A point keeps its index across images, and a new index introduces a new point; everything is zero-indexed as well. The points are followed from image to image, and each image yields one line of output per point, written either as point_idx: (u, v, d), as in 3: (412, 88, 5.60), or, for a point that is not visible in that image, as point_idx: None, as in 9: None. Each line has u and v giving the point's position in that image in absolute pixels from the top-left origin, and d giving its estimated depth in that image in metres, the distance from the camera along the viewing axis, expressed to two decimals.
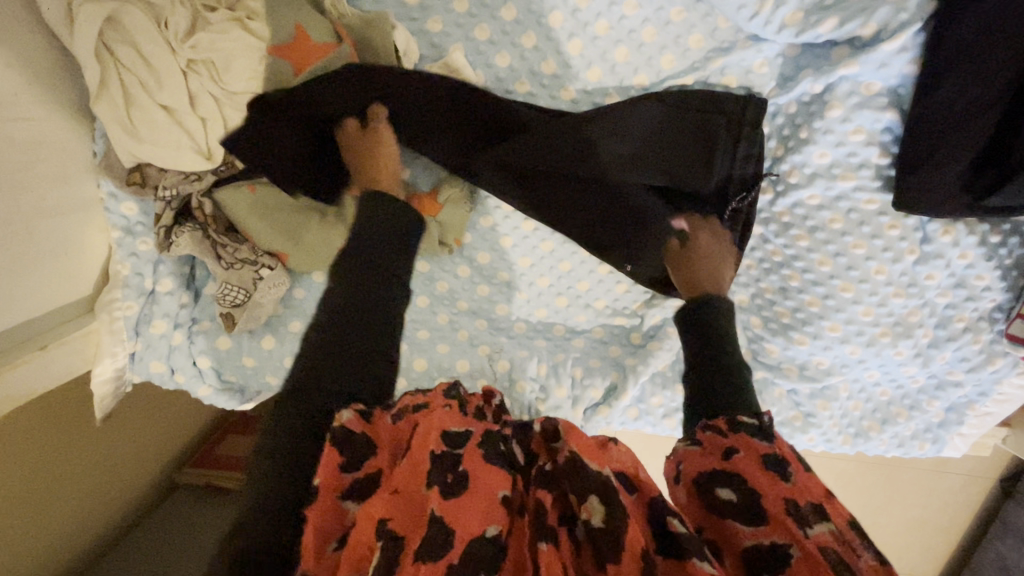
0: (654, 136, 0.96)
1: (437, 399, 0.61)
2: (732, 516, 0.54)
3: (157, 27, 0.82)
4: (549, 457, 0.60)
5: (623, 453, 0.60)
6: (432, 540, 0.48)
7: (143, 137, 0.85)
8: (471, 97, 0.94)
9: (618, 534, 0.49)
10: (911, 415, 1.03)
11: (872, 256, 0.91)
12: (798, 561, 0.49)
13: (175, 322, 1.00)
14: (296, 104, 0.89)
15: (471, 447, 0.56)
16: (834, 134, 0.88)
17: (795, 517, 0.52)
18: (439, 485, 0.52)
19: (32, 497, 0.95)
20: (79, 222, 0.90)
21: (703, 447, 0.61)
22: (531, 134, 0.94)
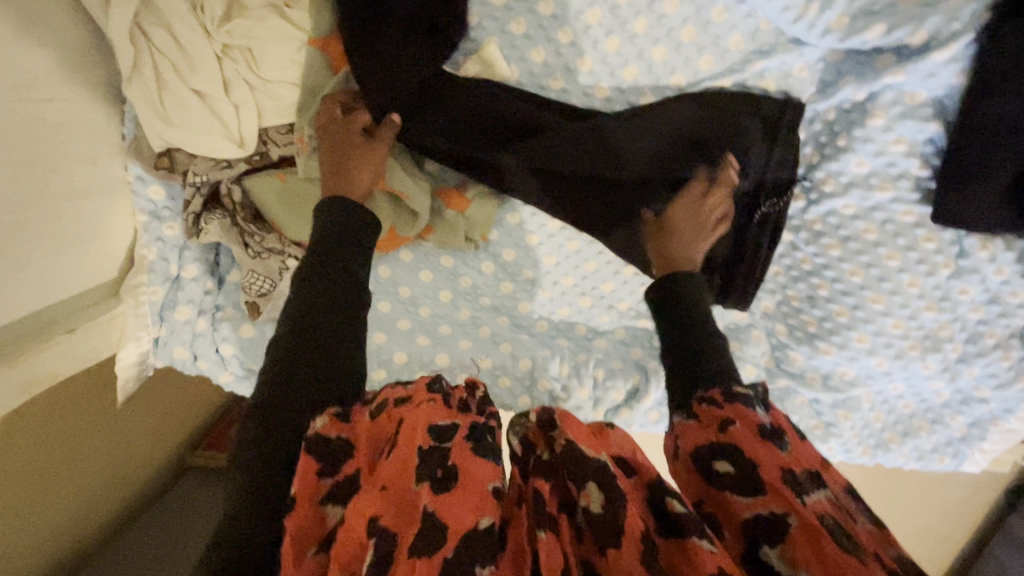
0: (688, 137, 0.94)
1: (419, 392, 0.61)
2: (731, 488, 0.55)
3: (192, 11, 0.81)
4: (547, 446, 0.61)
5: (621, 438, 0.64)
6: (424, 538, 0.47)
7: (174, 122, 0.85)
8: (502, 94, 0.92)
9: (616, 516, 0.51)
10: (933, 428, 1.03)
11: (906, 268, 0.90)
12: (795, 529, 0.50)
13: (199, 309, 1.00)
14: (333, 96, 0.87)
15: (457, 439, 0.56)
16: (874, 143, 0.87)
17: (791, 485, 0.53)
18: (430, 481, 0.52)
19: (54, 476, 0.96)
20: (107, 205, 0.89)
21: (700, 420, 0.63)
22: (551, 134, 0.93)
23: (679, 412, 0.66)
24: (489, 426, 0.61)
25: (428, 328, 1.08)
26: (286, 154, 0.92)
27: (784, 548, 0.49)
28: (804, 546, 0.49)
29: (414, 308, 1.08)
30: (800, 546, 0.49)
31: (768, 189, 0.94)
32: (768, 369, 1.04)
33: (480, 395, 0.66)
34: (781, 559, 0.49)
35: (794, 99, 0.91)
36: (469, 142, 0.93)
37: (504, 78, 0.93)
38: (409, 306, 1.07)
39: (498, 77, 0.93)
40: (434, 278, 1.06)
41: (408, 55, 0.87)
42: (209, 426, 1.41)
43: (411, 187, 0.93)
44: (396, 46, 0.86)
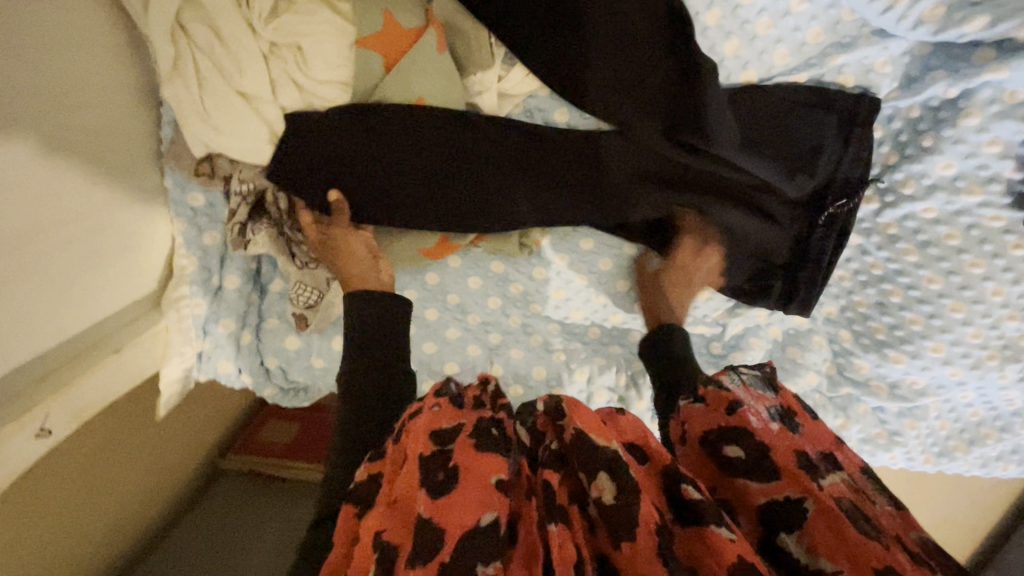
0: (751, 126, 0.87)
1: (427, 399, 0.64)
2: (743, 473, 0.56)
3: (238, 6, 0.76)
4: (556, 435, 0.61)
5: (631, 422, 0.62)
6: (424, 542, 0.49)
7: (219, 126, 0.80)
8: (534, 145, 0.90)
9: (630, 507, 0.50)
10: (1001, 436, 1.00)
11: (991, 276, 0.85)
12: (814, 514, 0.51)
13: (242, 321, 0.95)
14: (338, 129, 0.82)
15: (462, 439, 0.58)
16: (961, 142, 0.82)
17: (807, 470, 0.54)
18: (430, 484, 0.53)
19: (87, 499, 0.91)
20: (145, 215, 0.84)
21: (707, 404, 0.62)
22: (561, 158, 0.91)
23: (685, 397, 0.66)
24: (498, 420, 0.62)
25: (478, 336, 1.04)
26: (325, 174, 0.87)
27: (802, 536, 0.51)
28: (825, 534, 0.49)
29: (462, 315, 1.03)
30: (823, 536, 0.49)
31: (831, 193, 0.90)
32: (830, 376, 1.01)
33: (492, 389, 0.69)
34: (800, 547, 0.50)
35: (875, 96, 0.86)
36: (501, 198, 0.90)
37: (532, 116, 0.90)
38: (458, 313, 1.03)
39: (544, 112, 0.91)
40: (483, 285, 1.02)
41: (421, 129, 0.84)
42: (240, 430, 1.34)
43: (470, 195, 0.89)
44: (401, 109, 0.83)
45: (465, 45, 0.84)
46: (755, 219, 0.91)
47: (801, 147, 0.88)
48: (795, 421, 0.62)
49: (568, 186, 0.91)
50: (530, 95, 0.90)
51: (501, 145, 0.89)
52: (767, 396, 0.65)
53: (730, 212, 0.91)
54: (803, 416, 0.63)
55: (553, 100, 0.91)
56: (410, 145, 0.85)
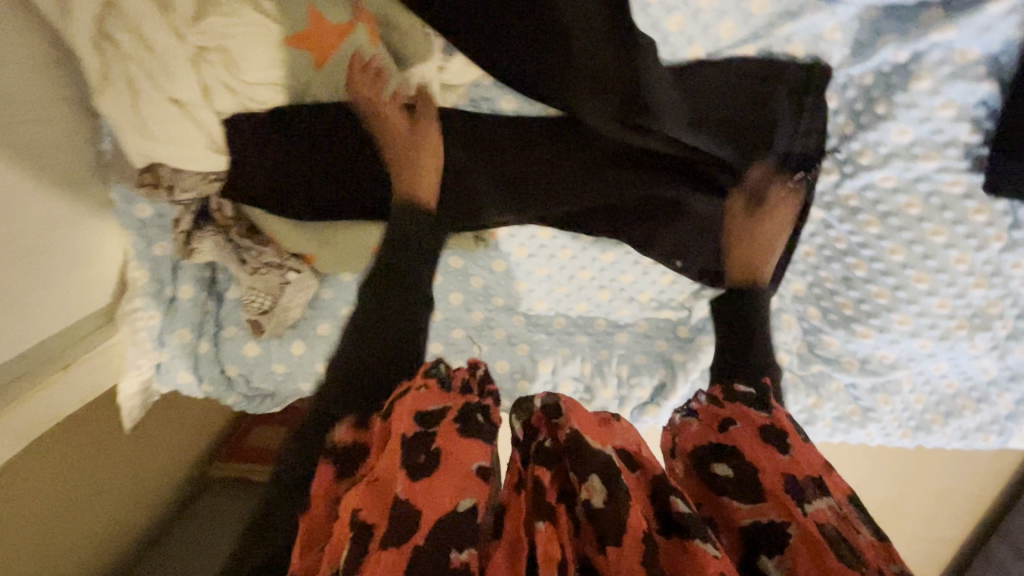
0: (700, 104, 0.84)
1: (415, 380, 0.63)
2: (730, 491, 0.58)
3: (161, 10, 0.74)
4: (550, 433, 0.60)
5: (625, 429, 0.63)
6: (399, 525, 0.50)
7: (154, 135, 0.79)
8: (489, 140, 0.89)
9: (617, 514, 0.50)
10: (978, 407, 0.98)
11: (953, 243, 0.83)
12: (795, 539, 0.52)
13: (199, 330, 0.94)
14: (281, 136, 0.82)
15: (446, 424, 0.58)
16: (912, 107, 0.80)
17: (793, 494, 0.55)
18: (411, 466, 0.54)
19: (78, 510, 0.87)
20: (89, 228, 0.84)
21: (702, 421, 0.67)
22: (507, 149, 0.90)
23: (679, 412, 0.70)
24: (484, 406, 0.62)
25: (441, 333, 1.03)
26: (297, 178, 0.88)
27: (782, 559, 0.51)
28: (806, 559, 0.50)
29: None
30: (801, 558, 0.50)
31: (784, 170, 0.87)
32: (801, 355, 0.97)
33: (481, 374, 0.67)
34: (778, 569, 0.50)
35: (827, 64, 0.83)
36: (482, 191, 0.91)
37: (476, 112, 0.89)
38: None
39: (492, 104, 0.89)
40: (443, 280, 1.01)
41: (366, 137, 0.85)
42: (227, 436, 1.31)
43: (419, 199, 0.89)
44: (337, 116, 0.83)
45: (401, 40, 0.82)
46: (722, 198, 0.89)
47: (761, 121, 0.85)
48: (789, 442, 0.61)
49: (537, 176, 0.90)
50: (475, 84, 0.88)
51: (459, 139, 0.89)
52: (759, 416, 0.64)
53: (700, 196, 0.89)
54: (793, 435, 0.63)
55: (498, 88, 0.88)
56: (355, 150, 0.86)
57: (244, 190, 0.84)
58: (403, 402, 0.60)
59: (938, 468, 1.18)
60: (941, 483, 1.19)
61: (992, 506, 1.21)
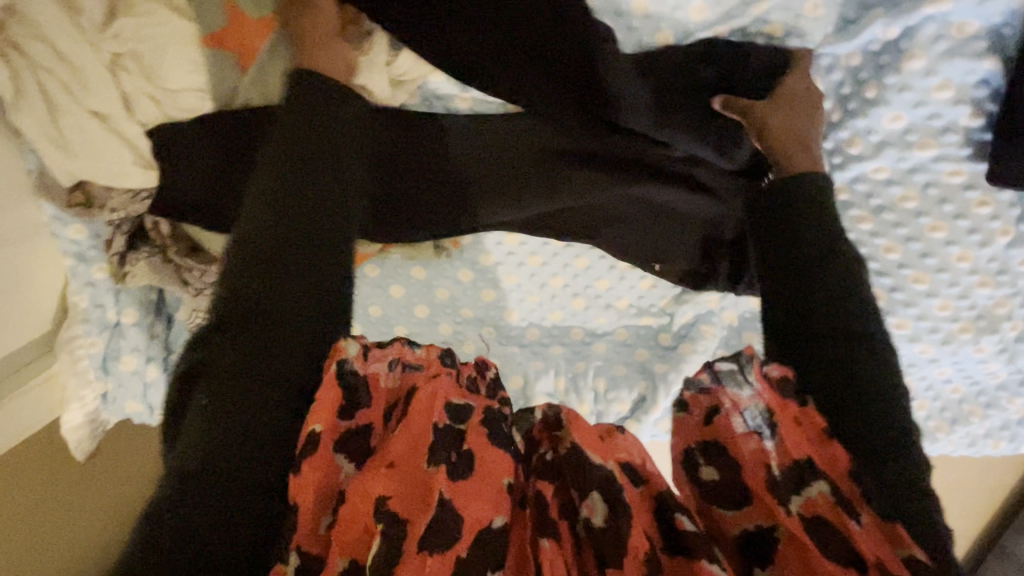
0: (672, 79, 0.75)
1: (431, 360, 0.52)
2: (714, 496, 0.48)
3: (69, 15, 0.68)
4: (551, 444, 0.52)
5: (631, 443, 0.53)
6: (439, 527, 0.44)
7: (75, 151, 0.73)
8: (441, 135, 0.81)
9: (619, 538, 0.45)
10: (986, 413, 0.90)
11: (954, 240, 0.75)
12: (783, 544, 0.44)
13: (146, 356, 0.89)
14: (204, 142, 0.74)
15: (474, 422, 0.50)
16: (903, 88, 0.71)
17: (781, 490, 0.45)
18: (447, 464, 0.47)
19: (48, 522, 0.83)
20: (23, 253, 0.79)
21: (688, 411, 0.52)
22: (458, 146, 0.81)
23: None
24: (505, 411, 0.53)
25: None
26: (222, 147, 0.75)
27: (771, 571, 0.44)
28: (794, 566, 0.43)
29: (387, 327, 0.96)
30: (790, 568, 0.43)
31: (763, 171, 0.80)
32: None
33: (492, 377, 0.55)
34: None
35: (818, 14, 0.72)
36: (423, 212, 0.83)
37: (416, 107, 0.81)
38: (383, 326, 0.96)
39: (444, 101, 0.82)
40: (407, 293, 0.94)
41: None
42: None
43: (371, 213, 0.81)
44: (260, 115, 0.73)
45: None
46: (707, 194, 0.81)
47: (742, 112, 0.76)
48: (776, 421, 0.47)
49: (493, 178, 0.81)
50: (425, 82, 0.80)
51: (394, 139, 0.80)
52: (743, 397, 0.49)
53: (680, 193, 0.81)
54: (782, 414, 0.48)
55: (450, 86, 0.80)
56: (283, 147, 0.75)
57: (173, 203, 0.77)
58: (421, 389, 0.50)
59: (942, 474, 1.11)
60: (945, 490, 1.12)
61: (1003, 514, 1.14)
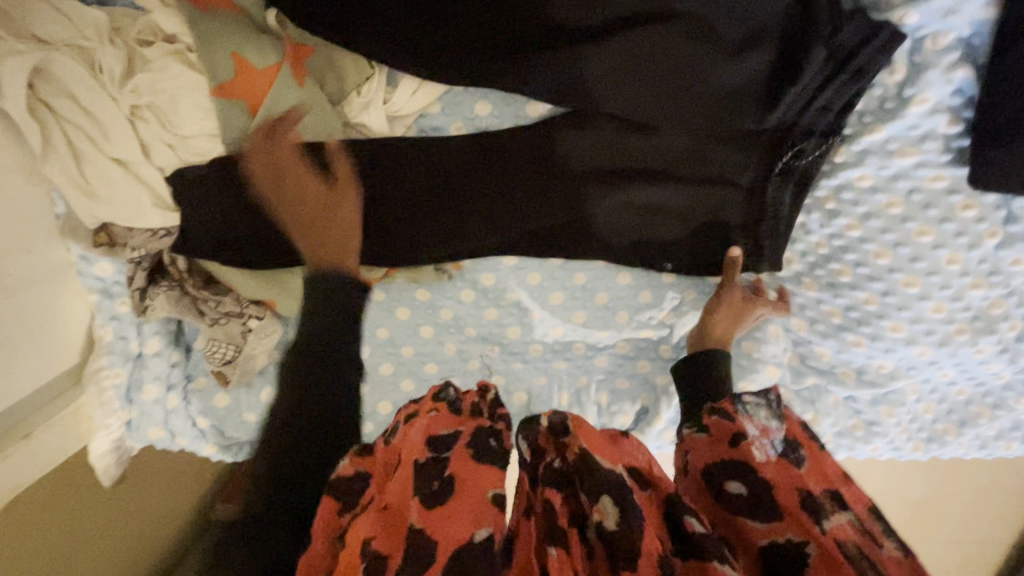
0: (657, 87, 0.77)
1: (424, 404, 0.61)
2: (744, 511, 0.52)
3: (93, 73, 0.74)
4: (558, 453, 0.56)
5: (636, 447, 0.58)
6: (415, 552, 0.47)
7: (100, 196, 0.78)
8: (441, 160, 0.84)
9: (633, 534, 0.46)
10: (995, 414, 0.89)
11: (942, 243, 0.76)
12: (815, 560, 0.46)
13: (167, 384, 0.93)
14: (227, 176, 0.79)
15: (458, 447, 0.55)
16: (875, 97, 0.76)
17: (811, 511, 0.49)
18: (423, 494, 0.52)
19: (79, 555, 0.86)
20: (54, 292, 0.84)
21: (710, 434, 0.60)
22: (457, 162, 0.84)
23: (690, 426, 0.64)
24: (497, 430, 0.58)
25: (413, 369, 0.99)
26: (249, 173, 0.79)
27: None
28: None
29: (394, 349, 0.99)
30: None
31: (777, 176, 0.80)
32: (793, 368, 0.91)
33: (492, 397, 0.63)
34: None
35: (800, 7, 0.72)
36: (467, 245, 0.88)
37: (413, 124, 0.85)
38: (390, 348, 0.99)
39: (439, 131, 0.86)
40: (412, 315, 0.97)
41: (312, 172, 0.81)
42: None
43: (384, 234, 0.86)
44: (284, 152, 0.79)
45: (321, 83, 0.80)
46: (724, 189, 0.83)
47: (742, 113, 0.77)
48: (801, 453, 0.55)
49: (493, 198, 0.85)
50: (420, 115, 0.85)
51: (398, 167, 0.84)
52: (771, 425, 0.58)
53: (689, 192, 0.83)
54: (807, 446, 0.56)
55: (444, 116, 0.85)
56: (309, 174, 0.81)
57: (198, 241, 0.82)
58: (413, 429, 0.58)
59: (954, 473, 1.10)
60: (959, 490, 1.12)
61: None
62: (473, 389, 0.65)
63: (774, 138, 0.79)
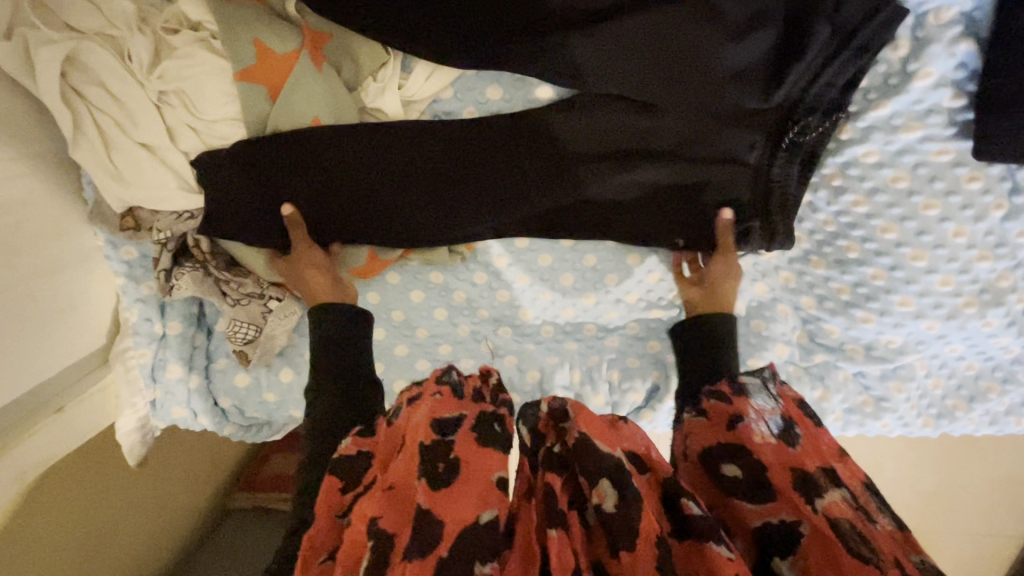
0: (652, 71, 0.79)
1: (428, 386, 0.59)
2: (740, 493, 0.52)
3: (121, 60, 0.77)
4: (557, 437, 0.55)
5: (636, 431, 0.57)
6: (423, 536, 0.46)
7: (128, 180, 0.81)
8: (450, 144, 0.86)
9: (628, 519, 0.46)
10: (1005, 389, 0.90)
11: (948, 216, 0.78)
12: (809, 539, 0.47)
13: (190, 364, 0.96)
14: (251, 155, 0.82)
15: (463, 432, 0.54)
16: (879, 73, 0.77)
17: (805, 489, 0.49)
18: (429, 475, 0.50)
19: (96, 511, 0.91)
20: (84, 275, 0.87)
21: (708, 418, 0.59)
22: (467, 147, 0.87)
23: (688, 410, 0.63)
24: (499, 415, 0.57)
25: (428, 350, 1.01)
26: (272, 155, 0.82)
27: (796, 559, 0.46)
28: (820, 557, 0.45)
29: (409, 331, 1.01)
30: (816, 556, 0.45)
31: (783, 154, 0.82)
32: (802, 345, 0.92)
33: (495, 383, 0.63)
34: (794, 570, 0.46)
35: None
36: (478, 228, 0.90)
37: (428, 108, 0.88)
38: (405, 329, 1.01)
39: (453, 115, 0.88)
40: (426, 297, 0.99)
41: (329, 153, 0.84)
42: (248, 462, 1.29)
43: (403, 216, 0.88)
44: (304, 133, 0.82)
45: (338, 70, 0.83)
46: (726, 168, 0.84)
47: (745, 93, 0.78)
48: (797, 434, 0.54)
49: (497, 183, 0.88)
50: (435, 100, 0.87)
51: (401, 153, 0.86)
52: (768, 407, 0.57)
53: (683, 176, 0.86)
54: (803, 425, 0.55)
55: (456, 99, 0.87)
56: (321, 157, 0.84)
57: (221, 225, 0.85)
58: (418, 411, 0.56)
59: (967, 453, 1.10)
60: (961, 462, 1.14)
61: None
62: (475, 373, 0.64)
63: (783, 117, 0.81)
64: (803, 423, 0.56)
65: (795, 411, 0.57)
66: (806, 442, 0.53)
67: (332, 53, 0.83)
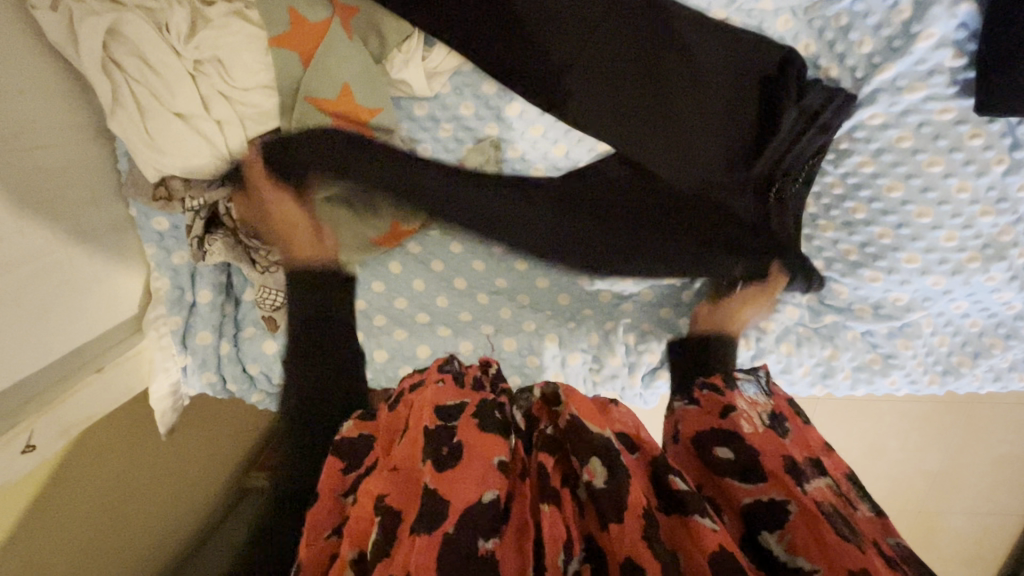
0: (647, 136, 0.93)
1: (431, 374, 0.62)
2: (731, 474, 0.54)
3: (159, 31, 0.80)
4: (551, 420, 0.59)
5: (625, 414, 0.61)
6: (428, 510, 0.47)
7: (163, 148, 0.83)
8: (483, 188, 0.98)
9: (619, 491, 0.48)
10: (1008, 344, 0.93)
11: (952, 172, 0.82)
12: (794, 516, 0.49)
13: (219, 332, 0.99)
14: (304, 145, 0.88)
15: (465, 417, 0.55)
16: (883, 38, 0.84)
17: (793, 474, 0.52)
18: (434, 458, 0.51)
19: (116, 488, 0.92)
20: (116, 244, 0.89)
21: (701, 406, 0.62)
22: (493, 198, 0.99)
23: (679, 399, 0.66)
24: (499, 403, 0.59)
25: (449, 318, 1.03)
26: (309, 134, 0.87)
27: (783, 534, 0.48)
28: (805, 533, 0.47)
29: (429, 300, 1.03)
30: (801, 534, 0.47)
31: (782, 172, 0.92)
32: (811, 307, 0.94)
33: (494, 372, 0.65)
34: (780, 545, 0.48)
35: (776, 48, 0.88)
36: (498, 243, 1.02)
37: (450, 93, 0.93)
38: (426, 300, 1.03)
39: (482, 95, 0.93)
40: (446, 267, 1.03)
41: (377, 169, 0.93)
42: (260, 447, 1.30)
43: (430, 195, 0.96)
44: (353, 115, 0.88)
45: (364, 42, 0.87)
46: (703, 217, 0.98)
47: (731, 127, 0.92)
48: (785, 427, 0.59)
49: (513, 235, 1.01)
50: (455, 72, 0.91)
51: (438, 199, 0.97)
52: (759, 401, 0.62)
53: (669, 237, 0.99)
54: (791, 420, 0.61)
55: (476, 74, 0.91)
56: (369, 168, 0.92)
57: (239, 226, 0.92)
58: (420, 396, 0.59)
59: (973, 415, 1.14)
60: (967, 428, 1.17)
61: None
62: (475, 364, 0.67)
63: (780, 150, 0.91)
64: (789, 419, 0.61)
65: (782, 407, 0.63)
66: (793, 436, 0.59)
67: (361, 30, 0.87)
